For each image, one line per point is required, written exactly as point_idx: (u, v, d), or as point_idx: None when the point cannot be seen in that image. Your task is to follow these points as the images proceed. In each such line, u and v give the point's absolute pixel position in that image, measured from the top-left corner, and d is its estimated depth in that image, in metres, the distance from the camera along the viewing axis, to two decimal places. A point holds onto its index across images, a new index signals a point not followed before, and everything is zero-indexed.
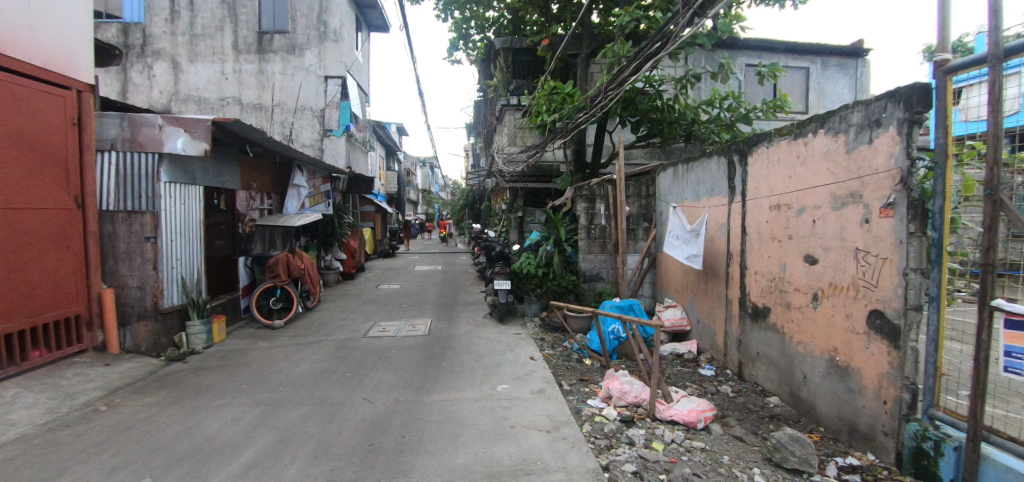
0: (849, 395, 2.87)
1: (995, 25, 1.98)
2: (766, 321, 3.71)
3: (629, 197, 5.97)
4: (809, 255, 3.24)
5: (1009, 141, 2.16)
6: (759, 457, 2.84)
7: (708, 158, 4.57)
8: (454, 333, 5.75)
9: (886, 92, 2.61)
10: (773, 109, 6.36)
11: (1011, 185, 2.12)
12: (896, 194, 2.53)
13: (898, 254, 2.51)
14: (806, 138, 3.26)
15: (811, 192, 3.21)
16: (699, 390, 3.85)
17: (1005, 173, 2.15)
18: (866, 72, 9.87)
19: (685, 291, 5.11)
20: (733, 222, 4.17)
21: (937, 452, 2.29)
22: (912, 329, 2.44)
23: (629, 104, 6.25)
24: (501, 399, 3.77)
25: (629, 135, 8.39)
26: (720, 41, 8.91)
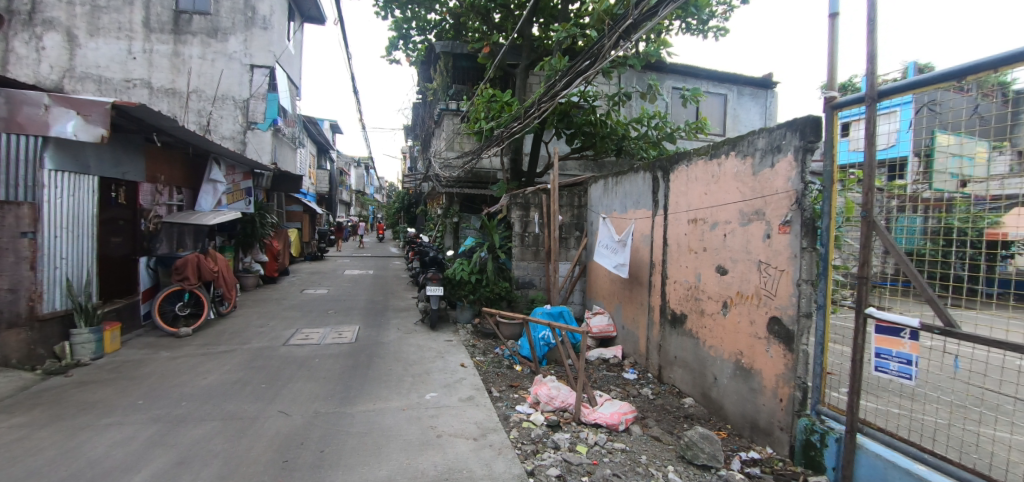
0: (751, 394, 3.15)
1: (872, 70, 2.30)
2: (683, 327, 3.97)
3: (562, 206, 6.14)
4: (720, 267, 3.52)
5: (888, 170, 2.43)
6: (674, 455, 3.02)
7: (635, 174, 4.83)
8: (383, 340, 5.55)
9: (786, 121, 2.91)
10: (694, 130, 6.86)
11: (886, 209, 2.46)
12: (791, 213, 2.83)
13: (793, 266, 2.81)
14: (719, 159, 3.55)
15: (723, 209, 3.49)
16: (622, 394, 4.02)
17: (882, 198, 2.48)
18: (774, 102, 10.98)
19: (612, 298, 5.33)
20: (656, 234, 4.43)
21: (823, 443, 2.58)
22: (803, 334, 2.73)
23: (565, 116, 6.46)
24: (429, 408, 3.69)
25: (564, 146, 8.67)
26: (650, 64, 9.51)
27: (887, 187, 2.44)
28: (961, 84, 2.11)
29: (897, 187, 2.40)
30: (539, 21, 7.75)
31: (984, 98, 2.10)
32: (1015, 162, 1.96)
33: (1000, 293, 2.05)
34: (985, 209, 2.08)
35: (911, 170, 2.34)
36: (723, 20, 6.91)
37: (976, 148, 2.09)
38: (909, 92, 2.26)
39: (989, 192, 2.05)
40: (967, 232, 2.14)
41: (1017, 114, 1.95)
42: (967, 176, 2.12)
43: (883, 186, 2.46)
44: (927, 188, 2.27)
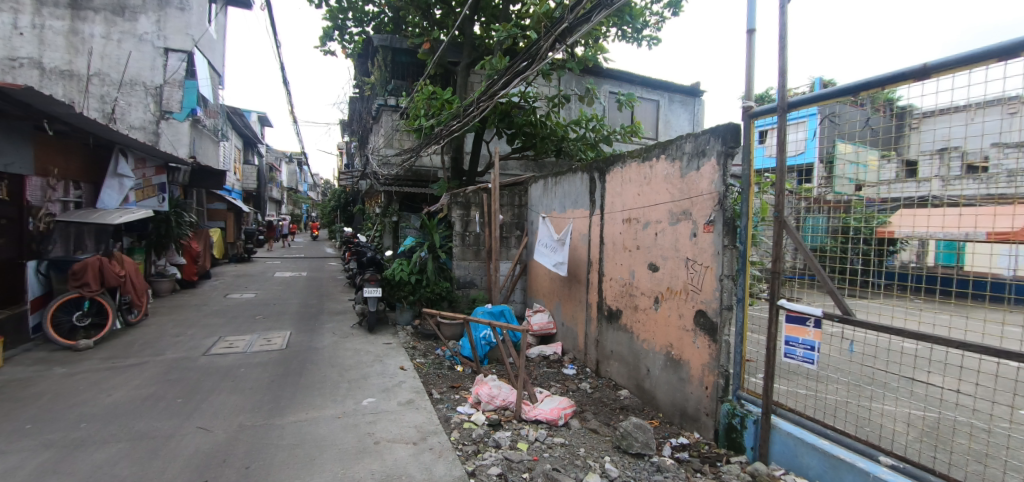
0: (681, 383, 3.34)
1: (782, 84, 2.53)
2: (618, 322, 4.13)
3: (503, 206, 6.17)
4: (652, 264, 3.69)
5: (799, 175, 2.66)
6: (610, 446, 3.13)
7: (574, 174, 4.96)
8: (317, 346, 5.27)
9: (709, 128, 3.11)
10: (629, 133, 7.16)
11: (796, 210, 2.70)
12: (714, 214, 3.04)
13: (716, 263, 3.01)
14: (651, 162, 3.73)
15: (654, 209, 3.67)
16: (562, 389, 4.12)
17: (793, 200, 2.69)
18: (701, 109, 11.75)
19: (552, 296, 5.44)
20: (593, 233, 4.58)
21: (742, 425, 2.80)
22: (726, 325, 2.94)
23: (506, 116, 6.49)
24: (366, 414, 3.55)
25: (504, 146, 8.73)
26: (588, 68, 9.81)
27: (797, 190, 2.65)
28: (855, 98, 2.37)
29: (804, 190, 2.62)
30: (481, 19, 7.73)
31: (873, 112, 2.31)
32: (901, 169, 2.22)
33: (887, 284, 2.26)
34: (875, 209, 2.34)
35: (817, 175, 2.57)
36: (655, 30, 7.27)
37: (868, 157, 2.38)
38: (814, 104, 2.51)
39: (879, 195, 2.34)
40: (863, 230, 2.36)
41: (901, 127, 2.19)
42: (864, 181, 2.41)
43: (794, 189, 2.66)
44: (831, 191, 2.54)
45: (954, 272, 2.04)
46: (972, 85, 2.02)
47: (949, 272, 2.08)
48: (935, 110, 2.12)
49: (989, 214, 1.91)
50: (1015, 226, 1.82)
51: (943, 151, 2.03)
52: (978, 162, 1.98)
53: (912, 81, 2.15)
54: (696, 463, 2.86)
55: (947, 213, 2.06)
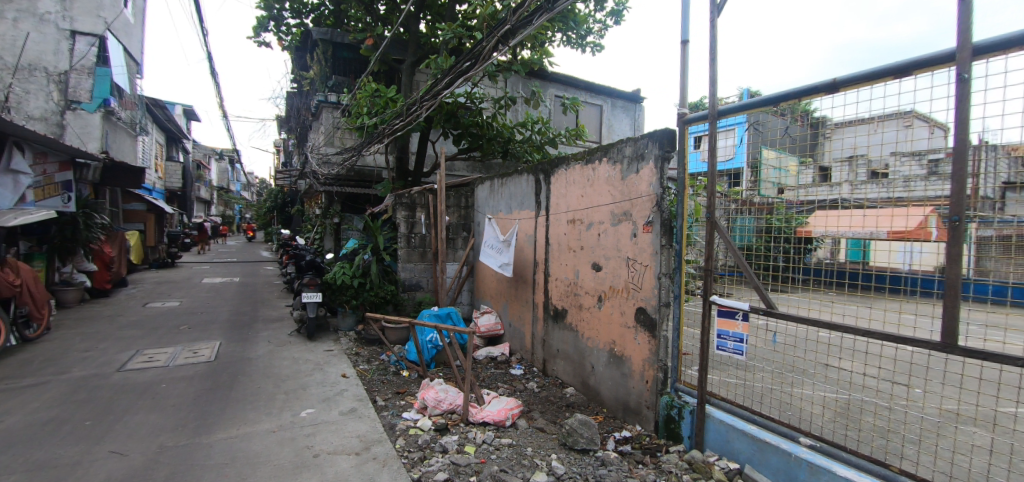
0: (623, 378, 3.46)
1: (713, 93, 2.69)
2: (564, 321, 4.21)
3: (449, 206, 6.11)
4: (595, 263, 3.80)
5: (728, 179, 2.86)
6: (556, 443, 3.18)
7: (519, 176, 5.00)
8: (250, 356, 4.95)
9: (647, 132, 3.24)
10: (575, 136, 7.17)
11: (727, 212, 2.88)
12: (653, 215, 3.17)
13: (654, 262, 3.14)
14: (593, 165, 3.83)
15: (597, 210, 3.78)
16: (509, 389, 4.14)
17: (725, 201, 2.88)
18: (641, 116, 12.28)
19: (499, 297, 5.46)
20: (539, 234, 4.64)
21: (680, 416, 2.94)
22: (664, 321, 3.08)
23: (451, 117, 6.43)
24: (305, 426, 3.38)
25: (451, 147, 8.62)
26: (534, 72, 9.94)
27: (729, 192, 2.85)
28: (777, 108, 2.57)
29: (734, 192, 2.83)
30: (426, 17, 7.61)
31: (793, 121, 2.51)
32: (817, 175, 2.42)
33: (817, 279, 2.46)
34: (797, 211, 2.48)
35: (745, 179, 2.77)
36: (598, 37, 7.50)
37: (789, 162, 2.53)
38: (743, 113, 2.72)
39: (798, 198, 2.49)
40: (786, 229, 2.55)
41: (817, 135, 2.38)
42: (785, 185, 2.57)
43: (726, 191, 2.86)
44: (757, 194, 2.73)
45: (860, 267, 2.26)
46: (876, 99, 2.24)
47: (856, 267, 2.26)
48: (845, 122, 2.34)
49: (889, 216, 2.12)
50: (914, 224, 2.00)
51: (851, 159, 2.27)
52: (880, 168, 2.17)
53: (823, 94, 2.38)
54: (638, 454, 2.96)
55: (853, 214, 2.28)
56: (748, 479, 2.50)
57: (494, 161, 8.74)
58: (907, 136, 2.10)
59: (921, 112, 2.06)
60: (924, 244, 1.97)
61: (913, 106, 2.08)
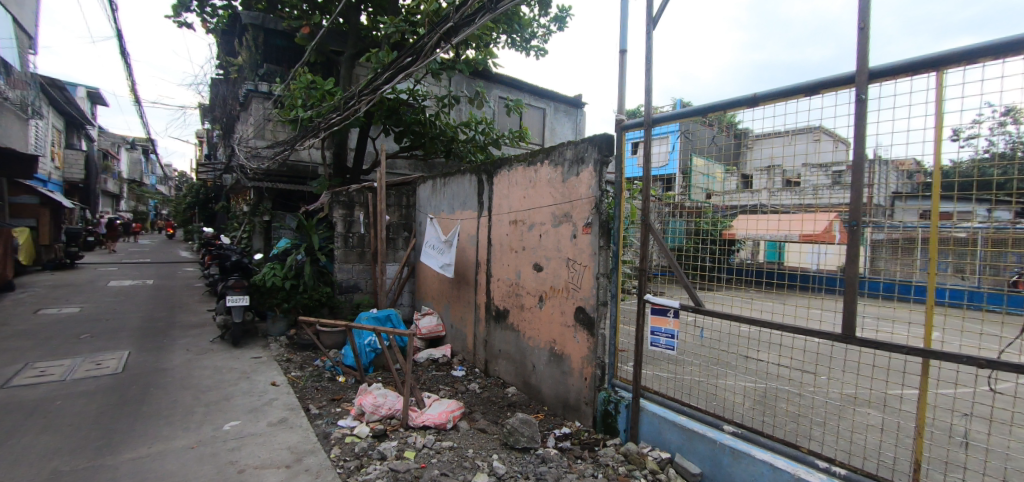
0: (563, 376, 3.53)
1: (648, 102, 2.82)
2: (506, 322, 4.23)
3: (389, 206, 5.96)
4: (536, 264, 3.85)
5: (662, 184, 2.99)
6: (498, 443, 3.19)
7: (462, 176, 4.98)
8: (165, 366, 4.52)
9: (587, 136, 3.33)
10: (517, 138, 7.23)
11: (661, 215, 3.02)
12: (592, 217, 3.26)
13: (593, 262, 3.24)
14: (535, 167, 3.88)
15: (538, 211, 3.84)
16: (450, 391, 4.10)
17: (661, 204, 3.01)
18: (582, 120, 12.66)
19: (440, 298, 5.40)
20: (481, 235, 4.64)
21: (616, 410, 3.06)
22: (602, 319, 3.18)
23: (393, 114, 6.26)
24: (228, 440, 3.14)
25: (392, 144, 8.38)
26: (479, 72, 9.92)
27: (664, 196, 2.97)
28: (705, 118, 2.72)
29: (668, 196, 2.96)
30: (368, 9, 7.36)
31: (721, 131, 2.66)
32: (740, 182, 2.62)
33: (734, 278, 2.65)
34: (724, 215, 2.74)
35: (677, 184, 2.90)
36: (542, 42, 7.64)
37: (716, 170, 2.73)
38: (675, 122, 2.84)
39: (724, 202, 2.72)
40: (713, 233, 2.77)
41: (741, 145, 2.57)
42: (712, 190, 2.79)
43: (661, 195, 2.97)
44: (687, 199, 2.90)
45: (776, 268, 2.45)
46: (787, 113, 2.42)
47: (772, 267, 2.46)
48: (763, 134, 2.52)
49: (800, 221, 2.35)
50: (822, 228, 2.21)
51: (769, 168, 2.49)
52: (793, 178, 2.40)
53: (745, 108, 2.57)
54: (577, 450, 3.02)
55: (771, 218, 2.46)
56: (678, 467, 2.65)
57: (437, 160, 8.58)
58: (814, 151, 2.29)
59: (828, 128, 2.23)
60: (830, 247, 2.19)
61: (820, 122, 2.26)
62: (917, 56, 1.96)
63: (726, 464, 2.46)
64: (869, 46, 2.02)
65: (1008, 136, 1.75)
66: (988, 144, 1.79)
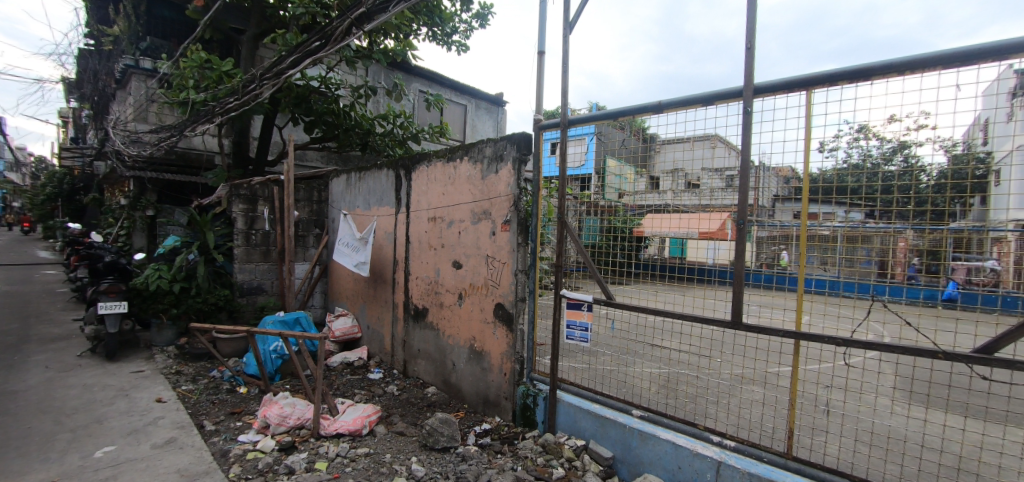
0: (482, 373, 3.55)
1: (564, 103, 2.91)
2: (425, 320, 4.15)
3: (298, 201, 5.56)
4: (456, 261, 3.82)
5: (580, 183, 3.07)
6: (417, 445, 3.11)
7: (378, 170, 4.78)
8: (15, 388, 3.80)
9: (505, 135, 3.37)
10: (437, 133, 7.07)
11: (577, 213, 3.12)
12: (510, 215, 3.31)
13: (511, 259, 3.29)
14: (454, 163, 3.84)
15: (457, 208, 3.80)
16: (367, 395, 3.93)
17: (579, 203, 3.10)
18: (503, 119, 12.83)
19: (356, 299, 5.16)
20: (399, 232, 4.50)
21: (534, 403, 3.14)
22: (520, 315, 3.24)
23: (302, 102, 5.84)
24: (100, 469, 2.72)
25: (302, 135, 7.81)
26: (397, 63, 9.59)
27: (580, 195, 3.07)
28: (615, 122, 2.87)
29: (585, 195, 3.06)
30: None
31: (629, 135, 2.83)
32: (649, 183, 2.76)
33: (643, 273, 2.80)
34: (633, 213, 2.82)
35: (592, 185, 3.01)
36: (463, 37, 7.58)
37: (627, 171, 2.83)
38: (590, 124, 2.96)
39: (635, 202, 2.81)
40: (624, 229, 2.87)
41: (649, 148, 2.72)
42: (624, 190, 2.90)
43: (578, 194, 3.07)
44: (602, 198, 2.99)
45: (681, 262, 2.63)
46: (688, 121, 2.63)
47: (677, 262, 2.63)
48: (670, 139, 2.69)
49: (699, 219, 2.53)
50: (716, 227, 2.44)
51: (674, 171, 2.63)
52: (694, 180, 2.57)
53: (651, 114, 2.74)
54: (496, 445, 3.04)
55: (677, 216, 2.61)
56: (592, 453, 2.77)
57: (353, 153, 8.11)
58: (710, 156, 2.48)
59: (722, 136, 2.44)
60: (723, 243, 2.42)
61: (715, 130, 2.48)
62: (790, 76, 2.23)
63: (635, 446, 2.63)
64: (754, 64, 2.26)
65: (860, 149, 2.08)
66: (846, 155, 2.12)
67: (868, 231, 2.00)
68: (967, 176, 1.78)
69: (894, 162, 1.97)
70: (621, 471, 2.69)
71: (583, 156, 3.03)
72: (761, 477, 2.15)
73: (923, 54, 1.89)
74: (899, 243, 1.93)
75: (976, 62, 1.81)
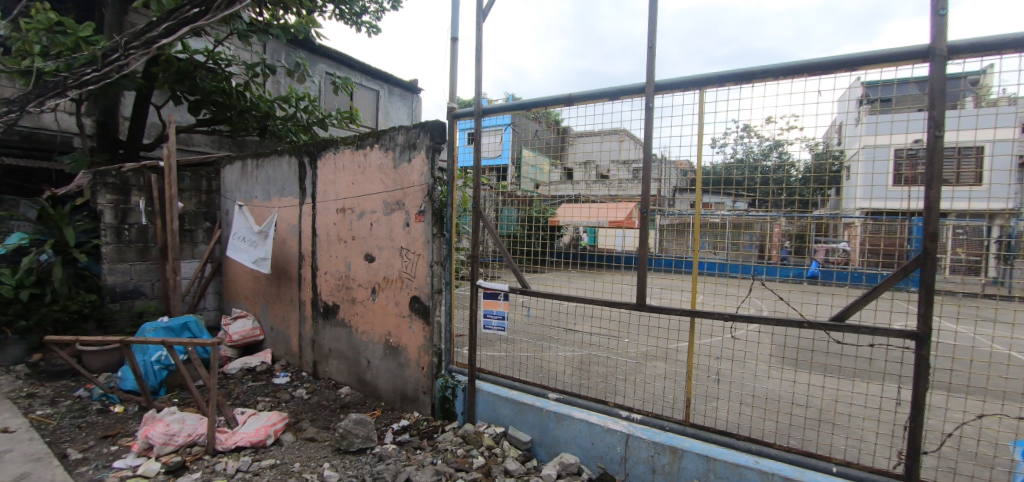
0: (399, 368, 3.43)
1: (478, 92, 2.88)
2: (335, 318, 3.91)
3: (183, 190, 4.93)
4: (368, 254, 3.63)
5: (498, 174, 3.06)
6: (329, 450, 2.93)
7: (279, 157, 4.39)
8: None
9: (418, 122, 3.25)
10: (347, 119, 6.65)
11: (494, 205, 3.12)
12: (424, 205, 3.22)
13: (426, 251, 3.20)
14: (364, 151, 3.63)
15: (368, 198, 3.61)
16: (271, 402, 3.62)
17: (498, 194, 3.10)
18: (417, 107, 12.49)
19: (256, 298, 4.73)
20: (304, 225, 4.17)
21: (453, 395, 3.12)
22: (436, 307, 3.19)
23: (185, 78, 5.16)
24: None
25: (185, 116, 6.89)
26: (300, 41, 8.85)
27: (499, 186, 3.04)
28: (528, 113, 2.88)
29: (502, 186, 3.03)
30: None
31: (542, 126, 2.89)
32: (562, 174, 2.81)
33: (559, 260, 2.86)
34: (549, 204, 2.89)
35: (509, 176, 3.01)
36: (374, 19, 7.21)
37: (542, 162, 2.83)
38: (504, 113, 2.94)
39: (549, 192, 2.88)
40: (540, 219, 2.93)
41: (563, 140, 2.77)
42: (540, 181, 2.90)
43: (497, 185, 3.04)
44: (518, 188, 3.01)
45: (594, 250, 2.74)
46: (597, 114, 2.70)
47: (590, 250, 2.75)
48: (582, 132, 2.76)
49: (610, 209, 2.63)
50: (624, 216, 2.56)
51: (586, 163, 2.70)
52: (604, 171, 2.67)
53: (562, 106, 2.80)
54: (415, 440, 2.97)
55: (590, 205, 2.71)
56: (511, 439, 2.81)
57: (250, 139, 7.37)
58: (619, 149, 2.61)
59: (630, 131, 2.57)
60: (630, 231, 2.56)
61: (624, 125, 2.58)
62: (684, 76, 2.41)
63: (551, 428, 2.71)
64: (657, 62, 2.39)
65: (745, 146, 2.29)
66: (733, 151, 2.31)
67: (750, 219, 2.27)
68: (826, 171, 2.07)
69: (770, 158, 2.22)
70: (539, 453, 2.77)
71: (498, 148, 3.00)
72: (664, 445, 2.34)
73: (791, 62, 2.14)
74: (775, 229, 2.22)
75: (834, 72, 2.09)
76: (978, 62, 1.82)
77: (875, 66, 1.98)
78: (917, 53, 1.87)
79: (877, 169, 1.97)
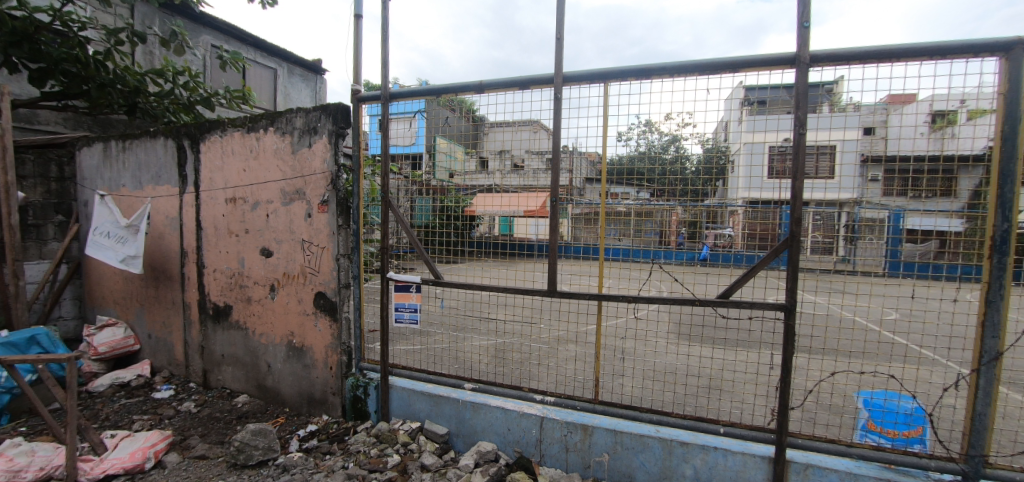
0: (305, 370, 3.20)
1: (385, 76, 2.73)
2: (228, 321, 3.54)
3: (23, 178, 4.12)
4: (264, 249, 3.31)
5: (410, 164, 2.95)
6: (224, 466, 2.65)
7: (152, 139, 3.83)
8: None
9: (319, 105, 3.02)
10: (237, 99, 5.95)
11: (407, 196, 3.01)
12: (328, 194, 3.00)
13: (331, 243, 3.00)
14: (257, 134, 3.29)
15: (263, 187, 3.29)
16: (151, 420, 3.19)
17: (409, 184, 2.98)
18: (321, 89, 11.70)
19: (129, 303, 4.12)
20: (186, 218, 3.70)
21: (366, 393, 2.99)
22: (344, 302, 3.01)
23: (24, 41, 4.38)
24: None
25: (26, 88, 5.73)
26: (176, 6, 7.77)
27: (414, 176, 2.93)
28: (440, 99, 2.80)
29: (417, 176, 2.93)
30: None
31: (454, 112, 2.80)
32: (477, 164, 2.75)
33: (476, 250, 2.81)
34: (464, 193, 2.84)
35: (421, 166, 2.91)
36: None
37: (456, 150, 2.79)
38: (414, 99, 2.83)
39: (464, 182, 2.82)
40: (456, 209, 2.86)
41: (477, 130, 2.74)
42: (454, 170, 2.83)
43: (411, 174, 2.93)
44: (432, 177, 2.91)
45: (509, 240, 2.75)
46: (510, 102, 2.68)
47: (505, 239, 2.75)
48: (496, 122, 2.74)
49: (524, 198, 2.64)
50: (537, 205, 2.60)
51: (501, 152, 2.66)
52: (518, 161, 2.64)
53: (472, 93, 2.76)
54: (324, 445, 2.80)
55: (504, 194, 2.69)
56: (427, 433, 2.76)
57: (116, 118, 6.37)
58: (533, 140, 2.62)
59: (543, 122, 2.59)
60: (542, 220, 2.63)
61: (539, 116, 2.59)
62: (590, 68, 2.49)
63: (468, 418, 2.71)
64: (565, 54, 2.45)
65: (647, 140, 2.37)
66: (636, 144, 2.40)
67: (651, 208, 2.41)
68: (715, 164, 2.29)
69: (669, 151, 2.35)
70: (456, 444, 2.76)
71: (411, 135, 2.87)
72: (575, 424, 2.45)
73: (683, 62, 2.30)
74: (673, 217, 2.38)
75: (719, 73, 2.29)
76: (834, 71, 2.09)
77: (751, 70, 2.20)
78: (787, 59, 2.11)
79: (755, 162, 2.22)
